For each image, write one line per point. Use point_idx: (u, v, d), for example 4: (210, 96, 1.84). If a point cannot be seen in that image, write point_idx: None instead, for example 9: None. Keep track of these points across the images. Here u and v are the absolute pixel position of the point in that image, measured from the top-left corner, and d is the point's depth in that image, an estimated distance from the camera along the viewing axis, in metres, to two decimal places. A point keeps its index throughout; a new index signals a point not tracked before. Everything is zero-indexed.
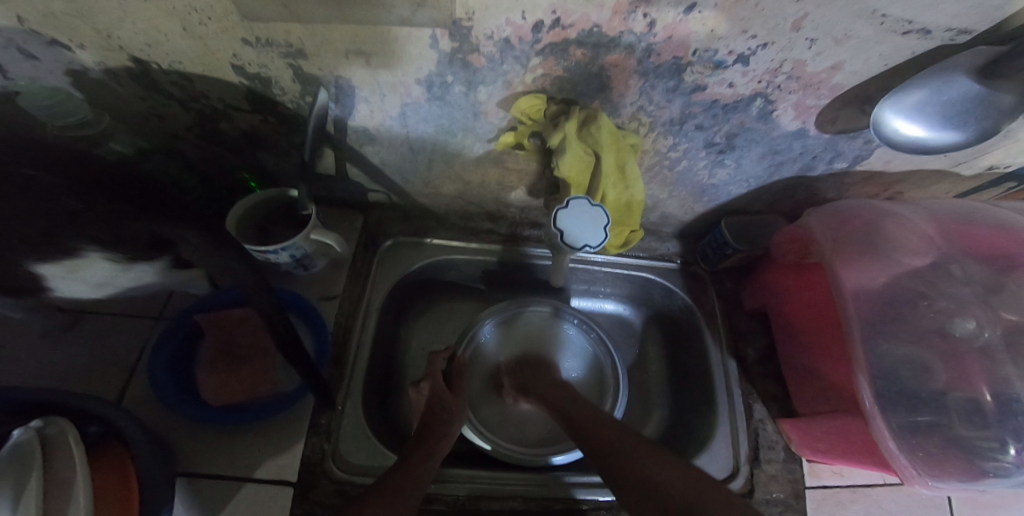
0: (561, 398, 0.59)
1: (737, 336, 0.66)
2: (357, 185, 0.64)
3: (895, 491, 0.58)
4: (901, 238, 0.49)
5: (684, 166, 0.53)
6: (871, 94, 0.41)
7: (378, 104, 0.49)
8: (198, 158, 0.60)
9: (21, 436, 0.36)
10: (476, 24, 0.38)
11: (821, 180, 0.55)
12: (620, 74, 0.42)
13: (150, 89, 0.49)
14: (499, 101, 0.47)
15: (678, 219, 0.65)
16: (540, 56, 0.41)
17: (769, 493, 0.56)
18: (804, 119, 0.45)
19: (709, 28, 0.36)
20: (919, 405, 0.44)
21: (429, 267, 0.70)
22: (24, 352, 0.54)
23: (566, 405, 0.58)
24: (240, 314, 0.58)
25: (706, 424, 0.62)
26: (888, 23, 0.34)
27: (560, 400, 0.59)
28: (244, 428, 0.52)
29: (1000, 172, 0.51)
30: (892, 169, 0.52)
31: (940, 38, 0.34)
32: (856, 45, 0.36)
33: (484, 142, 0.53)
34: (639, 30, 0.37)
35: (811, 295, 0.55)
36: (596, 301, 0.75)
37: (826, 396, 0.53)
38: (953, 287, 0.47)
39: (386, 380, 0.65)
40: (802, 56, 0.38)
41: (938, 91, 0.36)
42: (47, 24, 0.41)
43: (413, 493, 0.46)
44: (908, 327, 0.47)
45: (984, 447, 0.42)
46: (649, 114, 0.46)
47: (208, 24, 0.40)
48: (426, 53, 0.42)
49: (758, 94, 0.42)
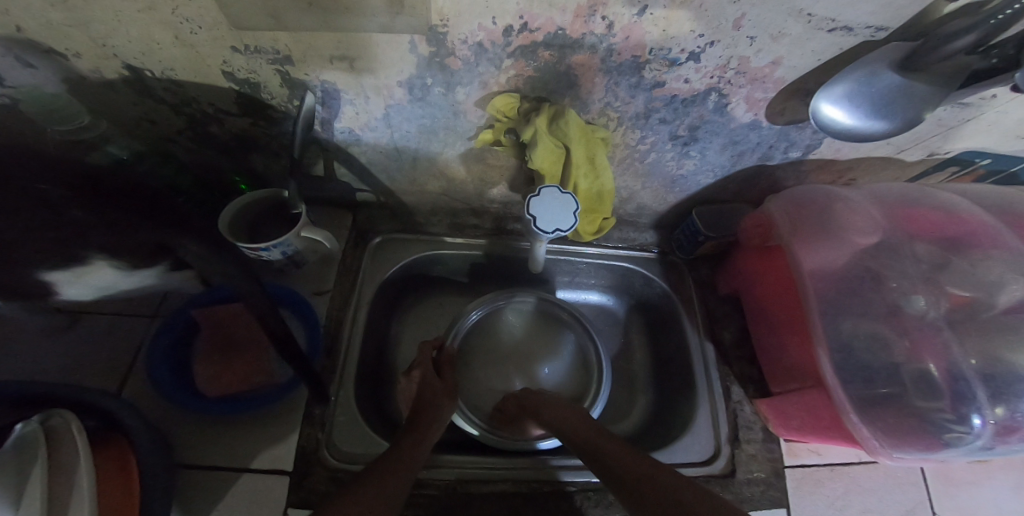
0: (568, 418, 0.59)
1: (713, 321, 0.69)
2: (345, 185, 0.67)
3: (870, 468, 0.61)
4: (856, 220, 0.53)
5: (654, 158, 0.57)
6: (811, 87, 0.44)
7: (363, 106, 0.52)
8: (190, 161, 0.63)
9: (25, 428, 0.38)
10: (450, 29, 0.41)
11: (781, 168, 0.58)
12: (586, 73, 0.45)
13: (143, 94, 0.52)
14: (476, 100, 0.50)
15: (653, 210, 0.68)
16: (512, 58, 0.44)
17: (750, 472, 0.58)
18: (756, 111, 0.48)
19: (661, 29, 0.40)
20: (876, 378, 0.47)
21: (418, 262, 0.73)
22: (24, 351, 0.56)
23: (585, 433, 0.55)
24: (234, 309, 0.60)
25: (687, 406, 0.64)
26: (816, 21, 0.37)
27: (560, 415, 0.59)
28: (237, 418, 0.55)
29: (943, 158, 0.54)
30: (844, 156, 0.55)
31: (861, 34, 0.38)
32: (792, 41, 0.39)
33: (465, 140, 0.56)
34: (599, 31, 0.40)
35: (774, 276, 0.58)
36: (580, 293, 0.78)
37: (795, 373, 0.56)
38: (899, 264, 0.50)
39: (376, 372, 0.67)
40: (746, 53, 0.41)
41: (867, 82, 0.39)
42: (46, 34, 0.43)
43: (394, 488, 0.46)
44: (861, 301, 0.49)
45: (935, 416, 0.44)
46: (616, 109, 0.49)
47: (198, 32, 0.43)
48: (406, 57, 0.45)
49: (712, 88, 0.46)
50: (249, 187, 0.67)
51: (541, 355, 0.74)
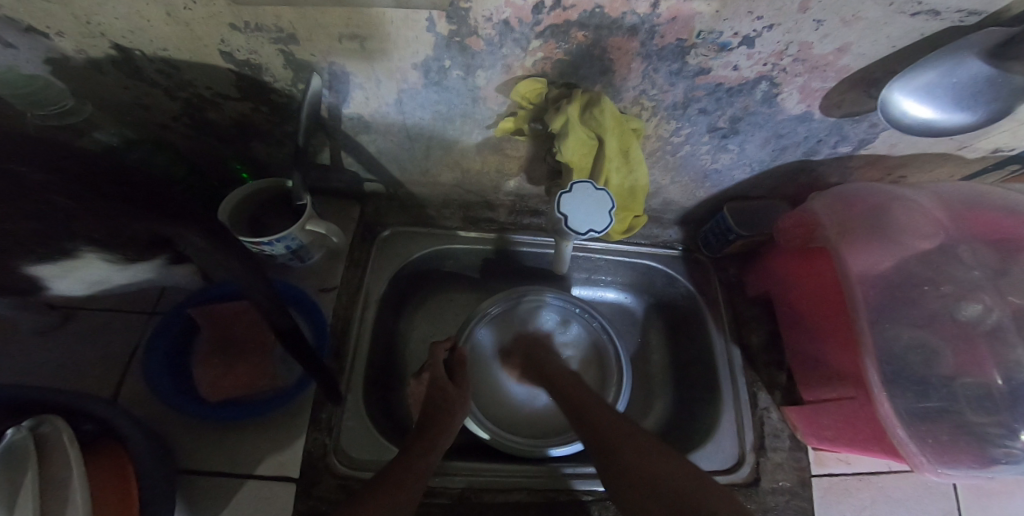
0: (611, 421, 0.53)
1: (740, 322, 0.66)
2: (353, 174, 0.63)
3: (901, 478, 0.58)
4: (909, 221, 0.48)
5: (687, 152, 0.53)
6: (877, 76, 0.40)
7: (374, 90, 0.47)
8: (187, 148, 0.59)
9: (15, 435, 0.35)
10: (474, 6, 0.36)
11: (826, 164, 0.54)
12: (622, 57, 0.41)
13: (135, 77, 0.47)
14: (498, 85, 0.46)
15: (679, 205, 0.64)
16: (540, 39, 0.40)
17: (775, 481, 0.56)
18: (809, 102, 0.44)
19: (714, 9, 0.35)
20: (930, 392, 0.43)
21: (429, 257, 0.70)
22: (16, 350, 0.53)
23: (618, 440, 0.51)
24: (235, 307, 0.55)
25: (710, 412, 0.62)
26: (897, 4, 0.33)
27: (573, 391, 0.58)
28: (240, 424, 0.51)
29: (1006, 155, 0.51)
30: (896, 152, 0.51)
31: (949, 19, 0.34)
32: (864, 26, 0.35)
33: (483, 128, 0.52)
34: (642, 11, 0.36)
35: (814, 279, 0.54)
36: (597, 290, 0.74)
37: (832, 381, 0.52)
38: (960, 270, 0.46)
39: (386, 373, 0.64)
40: (808, 38, 0.37)
41: (949, 73, 0.36)
42: (22, 9, 0.39)
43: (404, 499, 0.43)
44: (916, 312, 0.46)
45: (994, 434, 0.42)
46: (652, 98, 0.45)
47: (192, 9, 0.38)
48: (422, 37, 0.40)
49: (763, 77, 0.41)
50: (250, 177, 0.63)
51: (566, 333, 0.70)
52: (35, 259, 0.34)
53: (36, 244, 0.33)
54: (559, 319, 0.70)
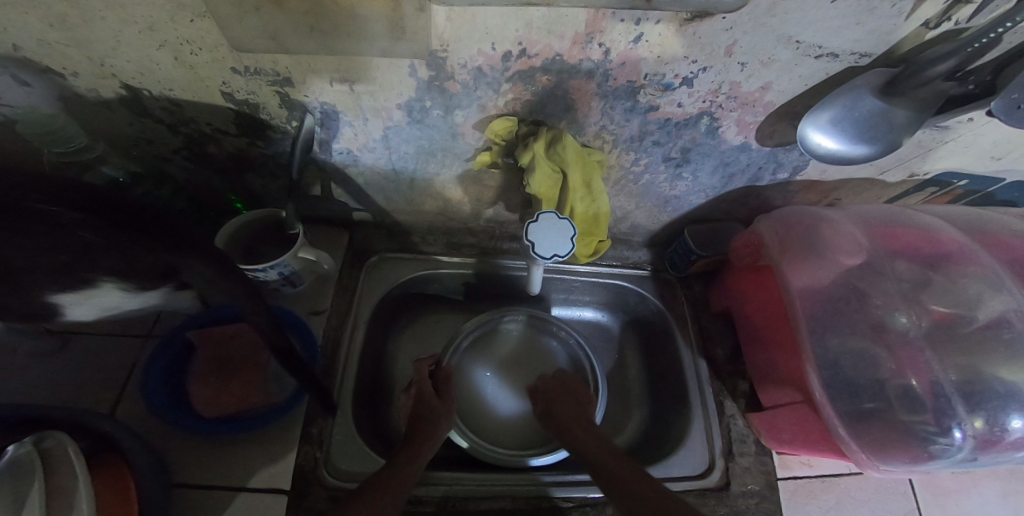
0: (598, 450, 0.55)
1: (705, 336, 0.70)
2: (342, 204, 0.67)
3: (862, 479, 0.62)
4: (837, 241, 0.55)
5: (647, 180, 0.58)
6: (799, 111, 0.47)
7: (362, 127, 0.52)
8: (186, 181, 0.63)
9: (18, 450, 0.37)
10: (450, 54, 0.42)
11: (769, 189, 0.60)
12: (582, 96, 0.46)
13: (141, 114, 0.52)
14: (474, 123, 0.51)
15: (647, 228, 0.70)
16: (510, 82, 0.45)
17: (744, 485, 0.59)
18: (746, 134, 0.50)
19: (656, 54, 0.41)
20: (862, 393, 0.48)
21: (414, 281, 0.74)
22: (14, 373, 0.55)
23: (607, 463, 0.53)
24: (231, 328, 0.58)
25: (681, 421, 0.65)
26: (802, 49, 0.40)
27: (574, 433, 0.58)
28: (234, 439, 0.53)
29: (923, 178, 0.57)
30: (828, 177, 0.58)
31: (846, 60, 0.40)
32: (780, 67, 0.42)
33: (462, 161, 0.57)
34: (596, 58, 0.42)
35: (765, 295, 0.60)
36: (576, 309, 0.79)
37: (785, 388, 0.57)
38: (883, 283, 0.52)
39: (374, 391, 0.67)
40: (736, 78, 0.43)
41: (850, 107, 0.42)
42: (43, 53, 0.43)
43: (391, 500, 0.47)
44: (849, 320, 0.51)
45: (921, 430, 0.45)
46: (611, 132, 0.51)
47: (199, 54, 0.43)
48: (406, 81, 0.46)
49: (705, 112, 0.47)
50: (244, 206, 0.67)
51: (541, 355, 0.75)
52: (55, 288, 0.38)
53: (63, 272, 0.36)
54: (536, 338, 0.75)
